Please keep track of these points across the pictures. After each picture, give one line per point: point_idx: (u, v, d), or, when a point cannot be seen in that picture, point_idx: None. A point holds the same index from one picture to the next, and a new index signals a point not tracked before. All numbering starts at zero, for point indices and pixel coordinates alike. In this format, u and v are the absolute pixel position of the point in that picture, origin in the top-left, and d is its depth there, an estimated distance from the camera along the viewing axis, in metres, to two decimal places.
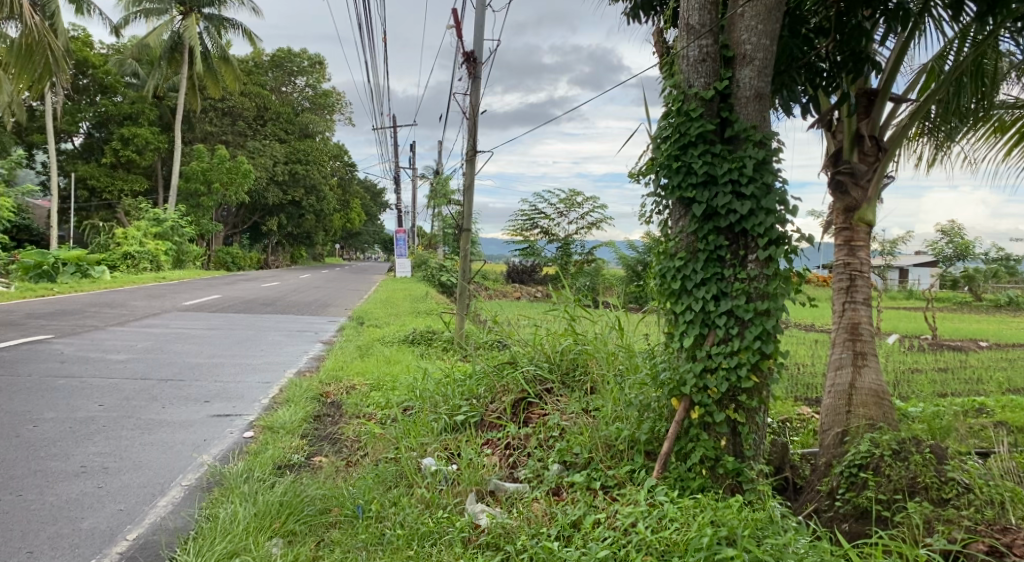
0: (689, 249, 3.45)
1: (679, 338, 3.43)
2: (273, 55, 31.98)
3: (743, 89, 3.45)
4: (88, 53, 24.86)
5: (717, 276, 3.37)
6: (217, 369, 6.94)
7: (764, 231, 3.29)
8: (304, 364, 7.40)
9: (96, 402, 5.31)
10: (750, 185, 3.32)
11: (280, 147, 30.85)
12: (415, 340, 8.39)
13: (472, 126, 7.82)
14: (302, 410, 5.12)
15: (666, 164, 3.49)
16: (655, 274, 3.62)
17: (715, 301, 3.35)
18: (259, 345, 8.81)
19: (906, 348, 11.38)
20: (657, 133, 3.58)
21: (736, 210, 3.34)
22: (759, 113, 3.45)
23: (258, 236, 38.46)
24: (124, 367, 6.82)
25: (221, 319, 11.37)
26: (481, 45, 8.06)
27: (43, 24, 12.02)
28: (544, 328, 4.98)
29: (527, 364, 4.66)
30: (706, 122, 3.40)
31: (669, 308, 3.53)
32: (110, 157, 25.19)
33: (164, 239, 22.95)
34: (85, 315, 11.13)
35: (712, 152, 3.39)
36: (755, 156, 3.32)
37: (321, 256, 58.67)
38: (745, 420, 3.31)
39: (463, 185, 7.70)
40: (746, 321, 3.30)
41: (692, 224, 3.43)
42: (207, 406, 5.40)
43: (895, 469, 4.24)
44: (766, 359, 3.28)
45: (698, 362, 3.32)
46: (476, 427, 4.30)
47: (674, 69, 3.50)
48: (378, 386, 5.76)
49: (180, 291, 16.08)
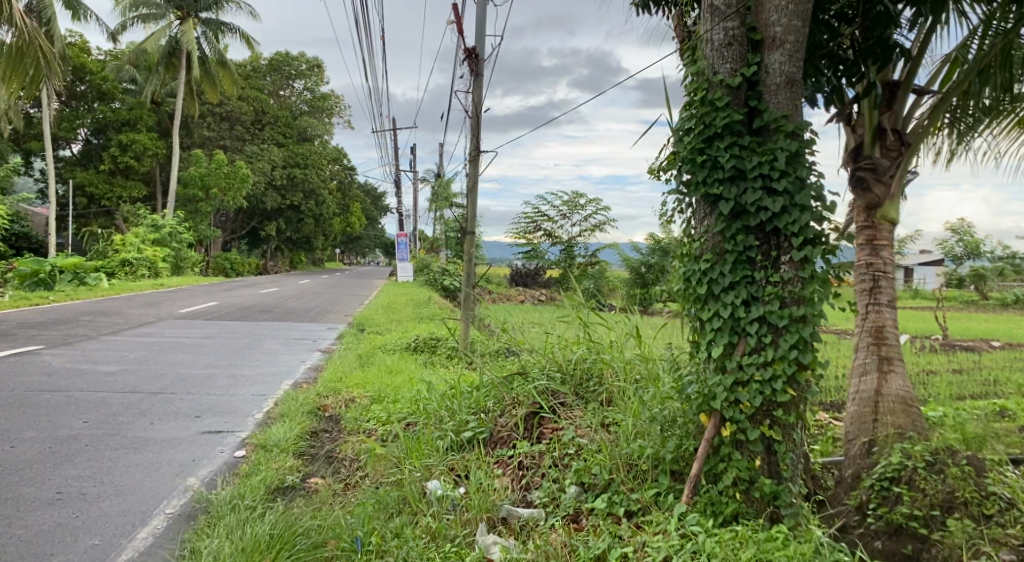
0: (717, 250, 3.14)
1: (704, 348, 3.14)
2: (271, 58, 31.75)
3: (772, 75, 3.16)
4: (85, 59, 24.62)
5: (747, 280, 3.07)
6: (212, 381, 6.66)
7: (799, 230, 2.99)
8: (301, 375, 7.11)
9: (80, 418, 5.02)
10: (782, 180, 3.02)
11: (279, 152, 30.57)
12: (417, 348, 8.09)
13: (475, 125, 7.54)
14: (297, 426, 4.84)
15: (689, 159, 3.19)
16: (679, 278, 3.31)
17: (746, 307, 3.05)
18: (256, 354, 8.52)
19: (916, 348, 11.11)
20: (679, 125, 3.28)
21: (767, 207, 3.03)
22: (791, 101, 3.16)
23: (257, 241, 38.17)
24: (114, 380, 6.53)
25: (218, 327, 11.09)
26: (483, 41, 7.79)
27: (33, 27, 11.80)
28: (556, 336, 4.71)
29: (538, 376, 4.39)
30: (734, 112, 3.09)
31: (695, 314, 3.22)
32: (108, 164, 24.96)
33: (162, 245, 22.66)
34: (80, 324, 10.84)
35: (740, 144, 3.08)
36: (788, 148, 3.02)
37: (321, 261, 58.36)
38: (782, 438, 3.01)
39: (467, 186, 7.43)
40: (781, 329, 3.00)
41: (718, 223, 3.13)
42: (197, 422, 5.12)
43: (931, 483, 3.92)
44: (804, 370, 2.98)
45: (729, 375, 3.01)
46: (483, 446, 4.02)
47: (696, 56, 3.21)
48: (378, 399, 5.47)
49: (177, 299, 15.76)
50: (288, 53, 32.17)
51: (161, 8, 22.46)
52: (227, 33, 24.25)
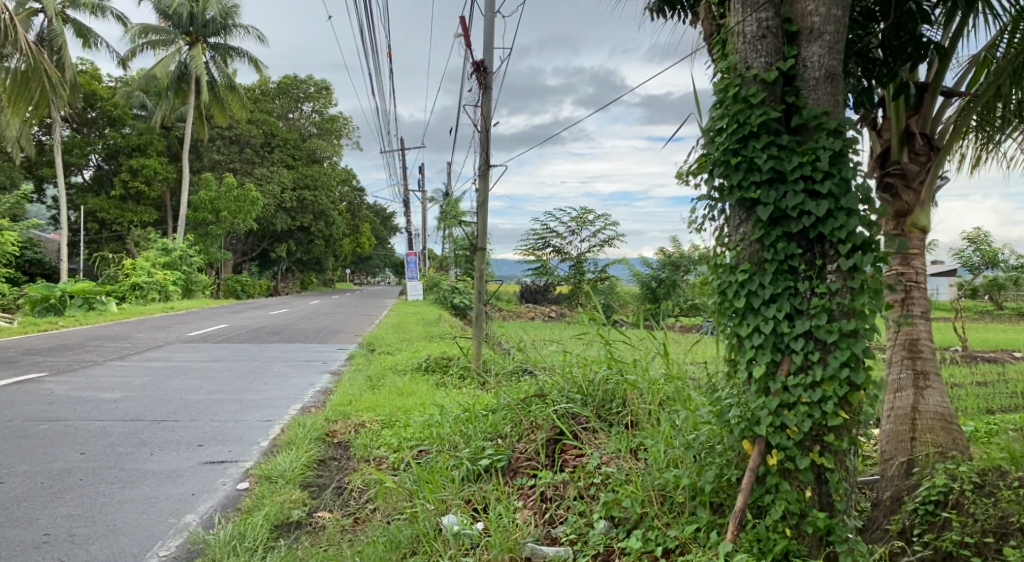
0: (754, 260, 2.88)
1: (744, 368, 2.87)
2: (280, 82, 31.90)
3: (811, 68, 2.91)
4: (96, 86, 24.78)
5: (789, 292, 2.80)
6: (217, 407, 6.42)
7: (848, 235, 2.74)
8: (311, 398, 6.87)
9: (76, 449, 4.79)
10: (827, 181, 2.76)
11: (288, 174, 30.62)
12: (428, 368, 7.82)
13: (485, 138, 7.34)
14: (304, 455, 4.58)
15: (722, 161, 2.93)
16: (712, 291, 3.03)
17: (789, 322, 2.78)
18: (264, 377, 8.28)
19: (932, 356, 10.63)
20: (708, 124, 3.02)
21: (811, 211, 2.77)
22: (831, 96, 2.92)
23: (267, 263, 38.12)
24: (115, 407, 6.28)
25: (226, 350, 10.88)
26: (492, 54, 7.61)
27: (37, 52, 11.99)
28: (575, 354, 4.47)
29: (558, 397, 4.13)
30: (769, 109, 2.84)
31: (731, 329, 2.94)
32: (118, 189, 25.02)
33: (172, 268, 22.58)
34: (86, 350, 10.64)
35: (778, 144, 2.83)
36: (830, 146, 2.78)
37: (331, 282, 58.36)
38: (834, 467, 2.74)
39: (476, 201, 7.20)
40: (830, 345, 2.73)
41: (756, 230, 2.87)
42: (199, 451, 4.88)
43: (982, 507, 3.57)
44: (857, 391, 2.71)
45: (773, 397, 2.74)
46: (502, 475, 3.75)
47: (727, 49, 2.97)
48: (389, 424, 5.21)
49: (187, 322, 15.58)
50: (296, 76, 32.31)
51: (170, 34, 22.58)
52: (235, 58, 24.27)
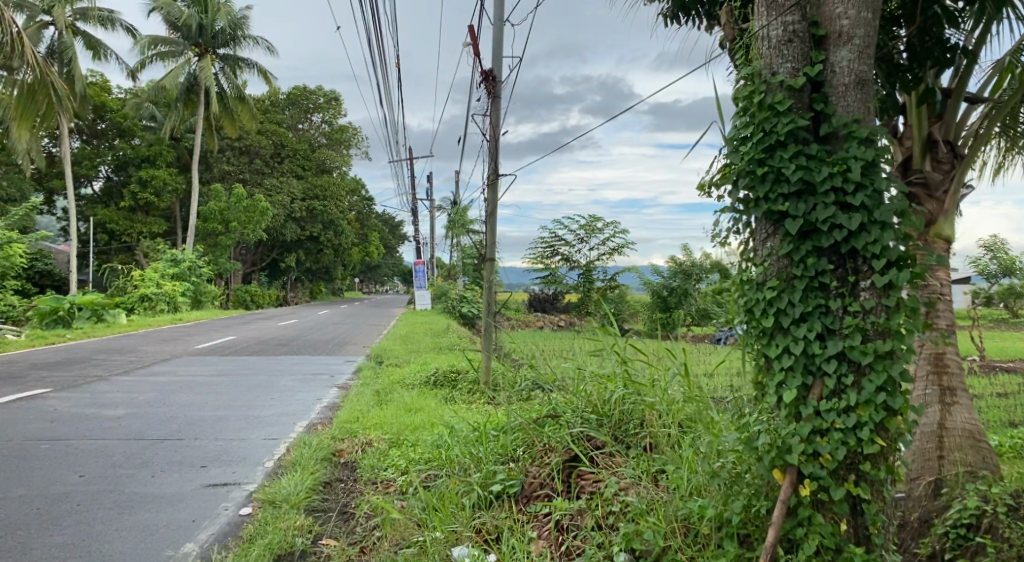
0: (782, 276, 2.72)
1: (773, 392, 2.70)
2: (289, 92, 31.93)
3: (840, 74, 2.75)
4: (106, 98, 24.88)
5: (821, 310, 2.64)
6: (222, 424, 6.29)
7: (882, 250, 2.57)
8: (317, 414, 6.73)
9: (75, 472, 4.67)
10: (859, 193, 2.59)
11: (298, 185, 30.59)
12: (437, 383, 7.65)
13: (494, 148, 7.20)
14: (309, 477, 4.43)
15: (747, 172, 2.77)
16: (738, 309, 2.87)
17: (821, 342, 2.61)
18: (271, 392, 8.15)
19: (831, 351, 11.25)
20: (732, 134, 2.86)
21: (842, 224, 2.61)
22: (862, 103, 2.75)
23: (276, 273, 38.10)
24: (117, 425, 6.15)
25: (234, 363, 10.76)
26: (501, 63, 7.49)
27: (46, 65, 12.06)
28: (589, 371, 4.32)
29: (572, 418, 3.98)
30: (797, 117, 2.68)
31: (759, 350, 2.77)
32: (128, 201, 25.05)
33: (182, 279, 22.54)
34: (92, 363, 10.55)
35: (807, 153, 2.67)
36: (863, 156, 2.62)
37: (340, 292, 58.37)
38: (871, 499, 2.56)
39: (485, 212, 7.06)
40: (865, 367, 2.56)
41: (785, 244, 2.71)
42: (203, 473, 4.75)
43: (1016, 531, 3.26)
44: (895, 416, 2.52)
45: (805, 424, 2.56)
46: (514, 501, 3.58)
47: (751, 53, 2.82)
48: (397, 443, 5.06)
49: (195, 334, 15.48)
50: (306, 87, 32.33)
51: (179, 45, 22.65)
52: (245, 69, 24.28)
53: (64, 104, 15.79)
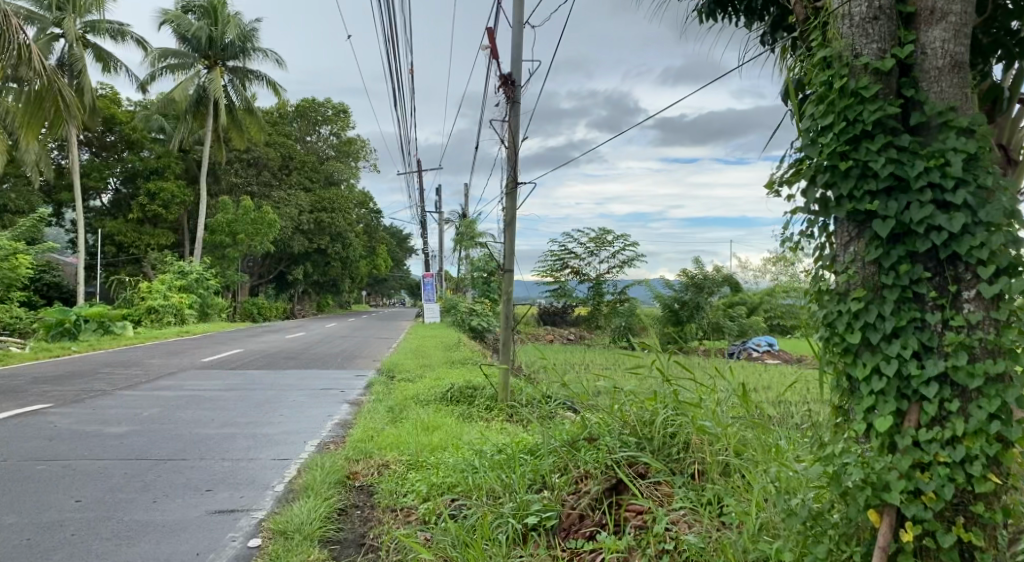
0: (870, 285, 2.38)
1: (859, 419, 2.36)
2: (297, 104, 31.80)
3: (932, 56, 2.42)
4: (115, 110, 24.70)
5: (916, 325, 2.30)
6: (229, 443, 5.96)
7: (990, 255, 2.22)
8: (330, 433, 6.40)
9: (72, 497, 4.36)
10: (960, 190, 2.25)
11: (306, 197, 30.45)
12: (453, 400, 7.27)
13: (513, 155, 6.90)
14: (323, 503, 4.11)
15: (827, 166, 2.44)
16: (819, 323, 2.52)
17: (917, 362, 2.27)
18: (280, 408, 7.81)
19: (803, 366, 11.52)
20: (807, 125, 2.54)
21: (941, 226, 2.27)
22: (959, 88, 2.41)
23: (284, 286, 37.87)
24: (119, 444, 5.83)
25: (240, 377, 10.42)
26: (520, 66, 7.19)
27: (52, 72, 11.86)
28: (625, 391, 4.01)
29: (611, 440, 3.65)
30: (885, 104, 2.36)
31: (843, 369, 2.42)
32: (136, 213, 24.82)
33: (188, 291, 22.27)
34: (96, 377, 10.22)
35: (898, 145, 2.34)
36: (964, 148, 2.29)
37: (347, 305, 58.10)
38: (984, 546, 2.21)
39: (505, 220, 6.73)
40: (973, 391, 2.21)
41: (872, 249, 2.38)
42: (208, 497, 4.43)
43: None
44: (1009, 449, 2.17)
45: (904, 456, 2.22)
46: (553, 536, 3.22)
47: (829, 33, 2.50)
48: (415, 465, 4.73)
49: (202, 347, 15.14)
50: (314, 99, 32.17)
51: (189, 57, 22.46)
52: (254, 81, 24.13)
53: (74, 114, 15.58)
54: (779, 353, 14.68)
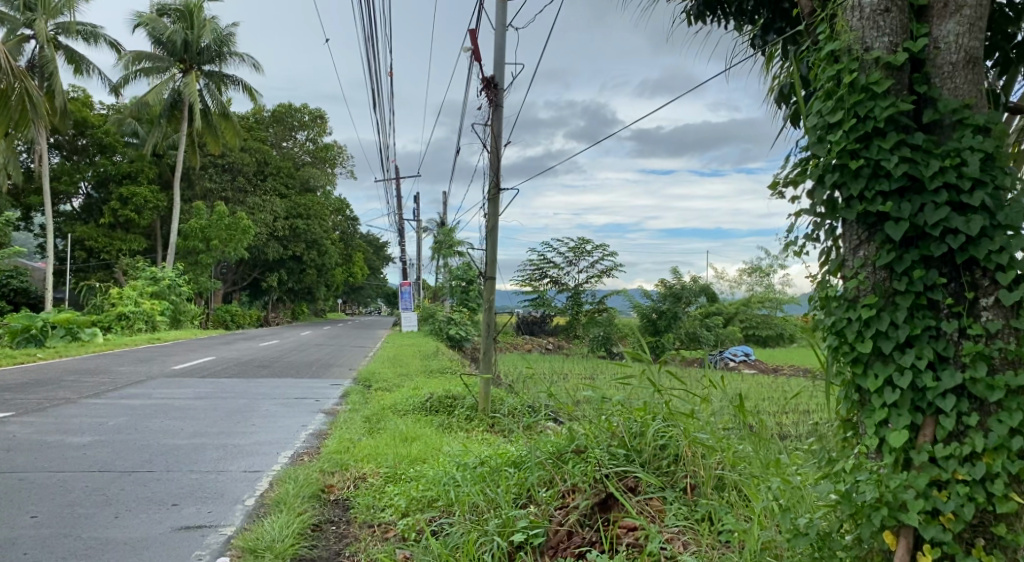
0: (882, 291, 2.25)
1: (870, 434, 2.23)
2: (274, 109, 31.42)
3: (946, 51, 2.31)
4: (87, 113, 24.20)
5: (931, 333, 2.17)
6: (199, 454, 5.70)
7: (1010, 261, 2.12)
8: (304, 444, 6.17)
9: (27, 512, 4.09)
10: (978, 191, 2.14)
11: (281, 203, 30.08)
12: (432, 409, 7.06)
13: (495, 159, 6.75)
14: (296, 518, 3.89)
15: (838, 166, 2.31)
16: (827, 331, 2.37)
17: (932, 373, 2.14)
18: (252, 418, 7.54)
19: (782, 375, 11.44)
20: (815, 121, 2.40)
21: (958, 229, 2.15)
22: (973, 85, 2.31)
23: (258, 293, 37.35)
24: (81, 455, 5.54)
25: (212, 386, 10.10)
26: (503, 70, 7.05)
27: (20, 72, 11.67)
28: (613, 401, 3.84)
29: (600, 452, 3.48)
30: (898, 100, 2.24)
31: (854, 380, 2.27)
32: (108, 217, 24.27)
33: (160, 298, 21.79)
34: (61, 385, 9.85)
35: (911, 144, 2.23)
36: (980, 147, 2.17)
37: (323, 313, 57.51)
38: None
39: (487, 225, 6.58)
40: (992, 404, 2.09)
41: (883, 255, 2.26)
42: (173, 512, 4.19)
43: None
44: None
45: (920, 474, 2.10)
46: (540, 556, 3.03)
47: (838, 25, 2.38)
48: (393, 479, 4.53)
49: (173, 354, 14.72)
50: (291, 104, 31.79)
51: (165, 61, 22.01)
52: (230, 86, 23.76)
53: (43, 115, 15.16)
54: (755, 363, 14.64)
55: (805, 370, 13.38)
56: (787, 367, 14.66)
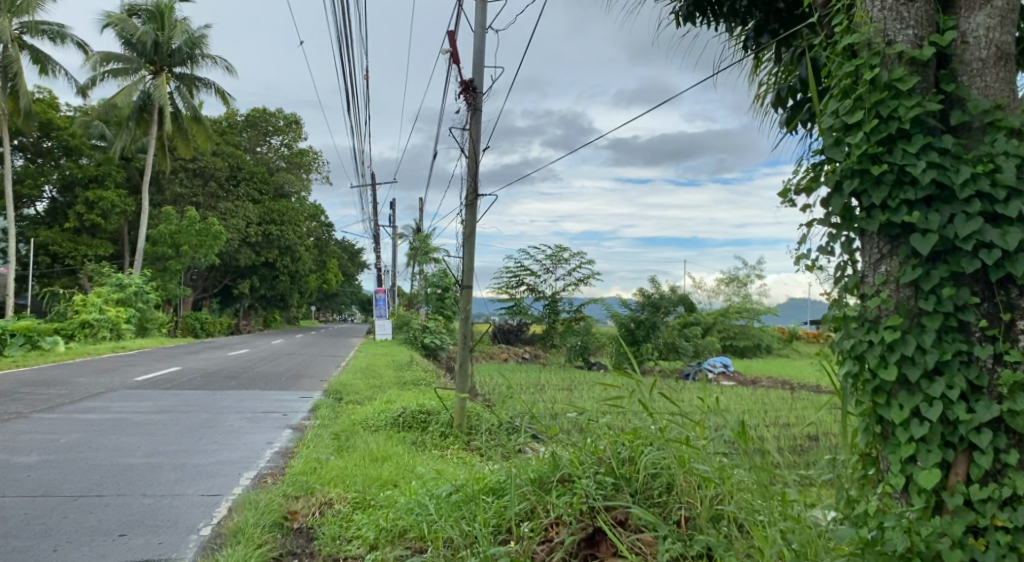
0: (908, 312, 2.02)
1: (895, 472, 2.02)
2: (247, 113, 30.83)
3: (974, 46, 2.11)
4: (52, 115, 23.47)
5: (962, 359, 1.95)
6: (154, 476, 5.32)
7: None
8: (268, 464, 5.80)
9: None
10: (1014, 200, 1.91)
11: (255, 209, 29.47)
12: (405, 425, 6.74)
13: (473, 165, 6.47)
14: (254, 551, 3.57)
15: (858, 170, 2.07)
16: (845, 353, 2.13)
17: (965, 405, 1.92)
18: (215, 434, 7.14)
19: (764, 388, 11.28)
20: (830, 121, 2.16)
21: (992, 242, 1.93)
22: (1005, 83, 2.10)
23: (229, 300, 36.57)
24: (24, 478, 5.13)
25: (176, 399, 9.64)
26: (482, 72, 6.79)
27: None
28: (599, 423, 3.59)
29: (585, 479, 3.22)
30: (924, 99, 2.02)
31: (877, 409, 2.04)
32: (73, 222, 23.52)
33: (126, 305, 21.09)
34: (15, 398, 9.34)
35: (938, 147, 2.01)
36: (1016, 152, 1.95)
37: (297, 320, 56.58)
38: None
39: (463, 233, 6.29)
40: None
41: (910, 271, 2.03)
42: (119, 543, 3.84)
43: None
44: None
45: (955, 520, 1.89)
46: None
47: (857, 16, 2.15)
48: (360, 505, 4.23)
49: (137, 364, 14.15)
50: (265, 109, 31.27)
51: (134, 62, 21.34)
52: (201, 88, 23.18)
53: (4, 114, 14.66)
54: (734, 375, 14.44)
55: (784, 382, 13.16)
56: (766, 378, 14.50)
